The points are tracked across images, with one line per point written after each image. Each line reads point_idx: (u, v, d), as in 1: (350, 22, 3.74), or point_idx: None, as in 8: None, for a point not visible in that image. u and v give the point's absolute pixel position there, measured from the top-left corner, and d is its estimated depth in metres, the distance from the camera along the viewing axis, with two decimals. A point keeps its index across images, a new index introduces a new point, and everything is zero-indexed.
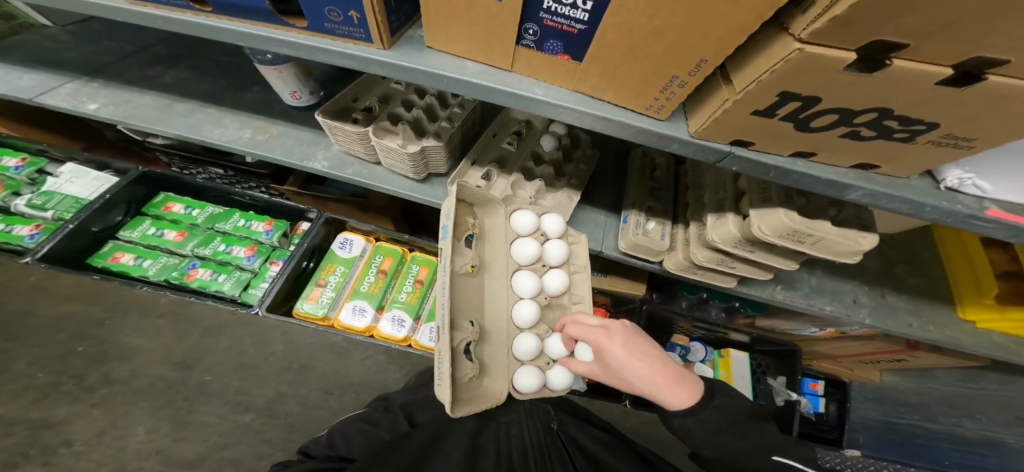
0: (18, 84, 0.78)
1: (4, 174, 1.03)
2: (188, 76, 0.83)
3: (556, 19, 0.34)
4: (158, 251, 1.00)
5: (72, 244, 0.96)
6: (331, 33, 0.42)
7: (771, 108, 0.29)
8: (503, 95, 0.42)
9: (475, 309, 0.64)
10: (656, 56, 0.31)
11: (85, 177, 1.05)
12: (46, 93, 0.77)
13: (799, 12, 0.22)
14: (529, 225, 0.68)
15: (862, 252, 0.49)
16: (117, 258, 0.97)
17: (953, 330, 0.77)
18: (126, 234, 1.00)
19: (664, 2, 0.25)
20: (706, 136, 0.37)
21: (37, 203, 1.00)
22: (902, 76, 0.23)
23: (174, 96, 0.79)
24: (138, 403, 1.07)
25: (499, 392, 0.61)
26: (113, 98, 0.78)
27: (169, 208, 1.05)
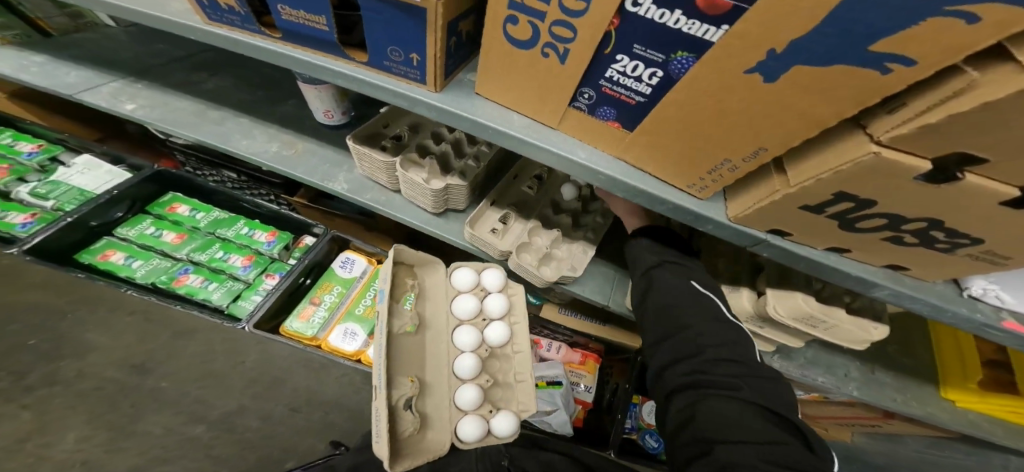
0: (65, 79, 0.82)
1: (15, 159, 1.00)
2: (227, 83, 0.86)
3: (616, 89, 0.35)
4: (152, 252, 0.96)
5: (65, 237, 0.90)
6: (388, 70, 0.43)
7: (822, 205, 0.31)
8: (547, 153, 0.43)
9: (416, 365, 0.67)
10: (713, 138, 0.32)
11: (97, 170, 1.01)
12: (87, 92, 0.80)
13: (884, 114, 0.23)
14: (469, 281, 0.72)
15: (873, 341, 0.50)
16: (107, 255, 0.92)
17: (934, 407, 0.78)
18: (122, 231, 0.97)
19: (735, 88, 0.27)
20: (744, 222, 0.38)
21: (41, 192, 0.95)
22: (969, 190, 0.24)
23: (209, 103, 0.82)
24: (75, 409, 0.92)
25: (442, 443, 0.63)
26: (151, 100, 0.81)
27: (174, 209, 1.03)
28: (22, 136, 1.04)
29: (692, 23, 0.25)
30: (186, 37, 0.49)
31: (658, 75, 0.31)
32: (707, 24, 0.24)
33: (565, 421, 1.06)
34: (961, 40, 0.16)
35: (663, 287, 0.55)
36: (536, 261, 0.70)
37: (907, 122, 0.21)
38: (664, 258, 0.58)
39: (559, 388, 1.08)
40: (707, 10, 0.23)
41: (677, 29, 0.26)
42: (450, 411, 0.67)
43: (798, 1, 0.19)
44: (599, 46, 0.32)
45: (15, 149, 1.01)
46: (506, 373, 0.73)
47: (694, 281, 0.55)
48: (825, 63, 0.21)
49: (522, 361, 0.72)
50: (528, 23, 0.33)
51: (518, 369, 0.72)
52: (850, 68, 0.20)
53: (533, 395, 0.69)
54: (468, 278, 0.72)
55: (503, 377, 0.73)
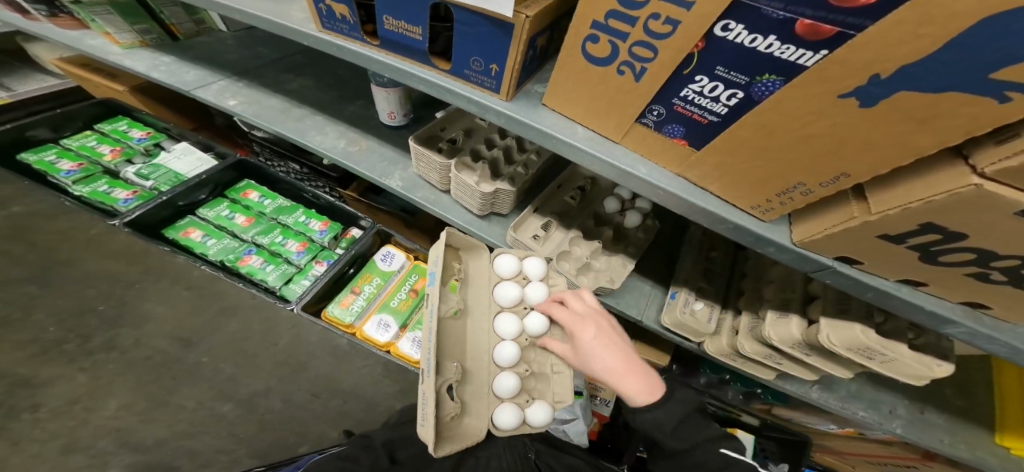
0: (184, 77, 0.97)
1: (128, 143, 1.18)
2: (310, 84, 1.00)
3: (690, 107, 0.35)
4: (224, 232, 1.06)
5: (158, 213, 1.03)
6: (466, 78, 0.48)
7: (904, 235, 0.30)
8: (610, 167, 0.44)
9: (458, 349, 0.68)
10: (790, 159, 0.32)
11: (191, 156, 1.15)
12: (202, 88, 0.94)
13: (988, 148, 0.23)
14: (512, 268, 0.69)
15: (934, 379, 0.47)
16: (188, 232, 1.03)
17: (981, 451, 0.72)
18: (203, 212, 1.09)
19: (822, 111, 0.27)
20: (810, 246, 0.38)
21: (144, 172, 1.10)
22: None
23: (296, 102, 0.95)
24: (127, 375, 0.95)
25: (480, 430, 0.64)
26: (248, 97, 0.94)
27: (247, 195, 1.14)
28: (134, 123, 1.23)
29: (785, 47, 0.26)
30: (302, 42, 0.58)
31: (736, 96, 0.32)
32: (803, 49, 0.25)
33: (582, 432, 1.02)
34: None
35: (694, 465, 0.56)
36: (575, 270, 0.72)
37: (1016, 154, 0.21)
38: (695, 441, 0.56)
39: (580, 398, 1.06)
40: (805, 36, 0.24)
41: (767, 53, 0.27)
42: (488, 399, 0.67)
43: (918, 30, 0.19)
44: (679, 66, 0.33)
45: (128, 135, 1.19)
46: (544, 365, 0.71)
47: (725, 449, 0.57)
48: (936, 90, 0.21)
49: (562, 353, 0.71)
50: (608, 42, 0.35)
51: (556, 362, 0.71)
52: (964, 95, 0.20)
53: (570, 388, 0.69)
54: (512, 266, 0.69)
55: (540, 368, 0.72)
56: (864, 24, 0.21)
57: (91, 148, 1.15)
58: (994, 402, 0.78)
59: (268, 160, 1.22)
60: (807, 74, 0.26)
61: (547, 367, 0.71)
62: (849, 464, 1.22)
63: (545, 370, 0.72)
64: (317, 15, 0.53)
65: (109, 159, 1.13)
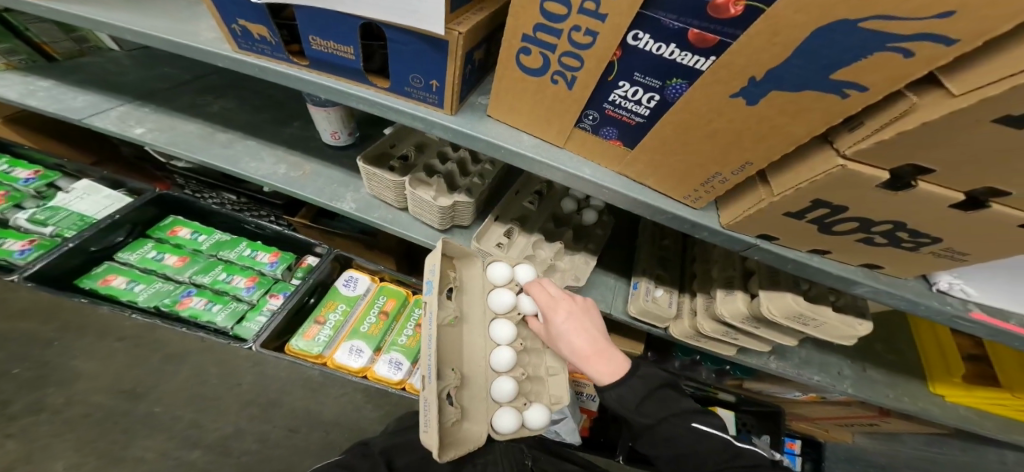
0: (71, 103, 0.92)
1: (13, 186, 1.06)
2: (233, 105, 1.00)
3: (618, 111, 0.39)
4: (154, 276, 1.01)
5: (64, 264, 0.95)
6: (407, 95, 0.50)
7: (802, 211, 0.35)
8: (556, 171, 0.47)
9: (455, 358, 0.68)
10: (705, 152, 0.37)
11: (96, 195, 1.08)
12: (96, 115, 0.90)
13: (844, 133, 0.28)
14: (505, 276, 0.71)
15: (858, 336, 0.54)
16: (108, 280, 0.97)
17: (925, 402, 0.82)
18: (124, 256, 1.03)
19: (721, 110, 0.31)
20: (735, 228, 0.43)
21: (39, 218, 1.01)
22: (924, 195, 0.28)
23: (218, 126, 0.94)
24: (65, 435, 0.88)
25: (480, 435, 0.65)
26: (158, 123, 0.92)
27: (175, 232, 1.10)
28: (18, 162, 1.11)
29: (684, 54, 0.30)
30: (216, 64, 0.58)
31: (654, 99, 0.36)
32: (699, 56, 0.29)
33: (573, 429, 1.06)
34: (902, 68, 0.21)
35: (665, 440, 0.59)
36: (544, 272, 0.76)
37: (865, 137, 0.26)
38: (663, 412, 0.60)
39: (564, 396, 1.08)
40: (696, 45, 0.28)
41: (671, 59, 0.31)
42: (486, 403, 0.69)
43: (773, 38, 0.23)
44: (603, 74, 0.36)
45: (12, 176, 1.07)
46: (538, 367, 0.75)
47: (696, 422, 0.59)
48: (797, 88, 0.25)
49: (554, 355, 0.76)
50: (539, 54, 0.38)
51: (551, 363, 0.75)
52: (817, 92, 0.25)
53: (566, 388, 0.73)
54: (504, 273, 0.71)
55: (534, 371, 0.75)
56: (735, 35, 0.26)
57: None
58: (919, 353, 0.90)
59: (194, 192, 1.20)
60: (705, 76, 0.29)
61: (541, 370, 0.75)
62: (821, 427, 1.31)
63: (539, 373, 0.75)
64: (231, 36, 0.54)
65: None
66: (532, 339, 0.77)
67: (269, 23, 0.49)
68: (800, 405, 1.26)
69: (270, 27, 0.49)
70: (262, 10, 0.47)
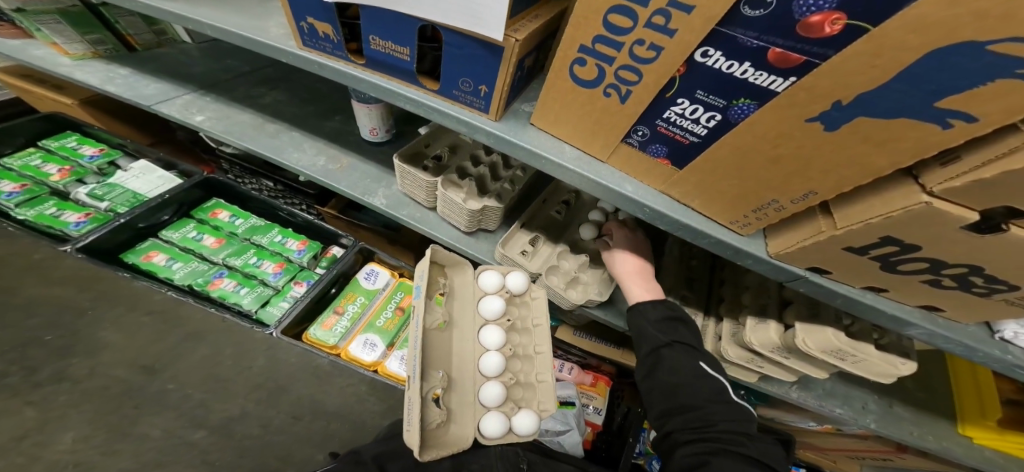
0: (143, 91, 0.93)
1: (77, 161, 1.11)
2: (284, 98, 1.00)
3: (672, 128, 0.38)
4: (191, 255, 1.04)
5: (115, 238, 0.99)
6: (455, 98, 0.50)
7: (867, 247, 0.33)
8: (596, 184, 0.46)
9: (443, 361, 0.68)
10: (764, 178, 0.35)
11: (151, 174, 1.11)
12: (164, 103, 0.92)
13: (933, 169, 0.26)
14: (495, 283, 0.72)
15: (899, 376, 0.51)
16: (150, 256, 1.00)
17: (949, 442, 0.78)
18: (167, 234, 1.05)
19: (791, 136, 0.29)
20: (784, 259, 0.41)
21: (98, 193, 1.04)
22: (1016, 241, 0.26)
23: (269, 117, 0.94)
24: (83, 407, 0.77)
25: (463, 438, 0.64)
26: (217, 112, 0.93)
27: (216, 214, 1.12)
28: (86, 140, 1.16)
29: (758, 74, 0.28)
30: (283, 60, 0.58)
31: (715, 118, 0.34)
32: (773, 75, 0.27)
33: (577, 443, 1.03)
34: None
35: (670, 367, 0.59)
36: (564, 284, 0.73)
37: (962, 174, 0.24)
38: (672, 337, 0.61)
39: (572, 408, 1.07)
40: (777, 66, 0.26)
41: (742, 79, 0.29)
42: (473, 408, 0.67)
43: (873, 60, 0.21)
44: (662, 89, 0.35)
45: (79, 152, 1.12)
46: (528, 373, 0.73)
47: (701, 362, 0.59)
48: (889, 116, 0.24)
49: (544, 362, 0.73)
50: (595, 65, 0.37)
51: (540, 370, 0.73)
52: (913, 121, 0.23)
53: (554, 396, 0.70)
54: (495, 280, 0.72)
55: (525, 377, 0.73)
56: (825, 54, 0.23)
57: (35, 168, 1.07)
58: (953, 397, 0.85)
59: (236, 178, 1.22)
60: (777, 99, 0.28)
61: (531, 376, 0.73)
62: (829, 458, 1.29)
63: (529, 379, 0.73)
64: (299, 33, 0.54)
65: (57, 178, 1.06)
66: (524, 346, 0.75)
67: (335, 21, 0.49)
68: (816, 435, 1.23)
69: (336, 25, 0.49)
70: (330, 9, 0.47)
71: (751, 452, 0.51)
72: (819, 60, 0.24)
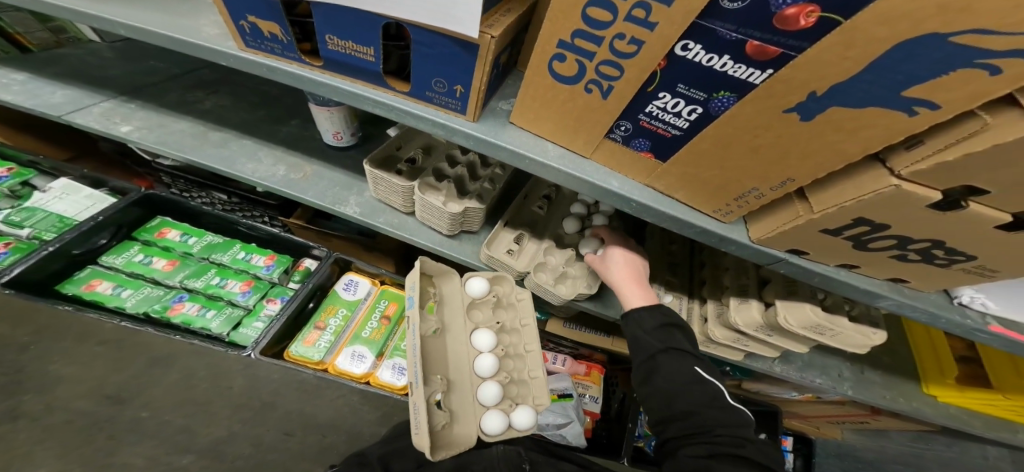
0: (49, 98, 0.86)
1: None
2: (227, 102, 0.96)
3: (654, 122, 0.39)
4: (142, 281, 0.97)
5: (46, 267, 0.90)
6: (428, 99, 0.49)
7: (841, 228, 0.35)
8: (584, 181, 0.47)
9: (441, 367, 0.72)
10: (745, 168, 0.36)
11: (77, 195, 1.03)
12: (76, 112, 0.85)
13: (900, 153, 0.28)
14: (479, 286, 0.74)
15: (872, 345, 0.55)
16: (92, 285, 0.93)
17: (918, 402, 0.84)
18: (108, 260, 0.98)
19: (770, 126, 0.30)
20: (766, 243, 0.42)
21: (16, 219, 0.96)
22: (975, 216, 0.28)
23: (211, 125, 0.90)
24: (45, 444, 0.81)
25: (468, 436, 0.68)
26: (146, 121, 0.87)
27: (163, 234, 1.05)
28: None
29: (738, 66, 0.28)
30: (223, 63, 0.55)
31: (696, 111, 0.35)
32: (752, 68, 0.28)
33: (580, 433, 1.07)
34: (985, 85, 0.20)
35: (666, 373, 0.60)
36: (553, 280, 0.75)
37: (925, 157, 0.26)
38: (667, 344, 0.62)
39: (570, 400, 1.10)
40: (754, 58, 0.27)
41: (721, 71, 0.30)
42: (474, 407, 0.71)
43: (845, 52, 0.22)
44: (643, 84, 0.35)
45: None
46: (522, 371, 0.76)
47: (697, 366, 0.61)
48: (859, 105, 0.25)
49: (535, 359, 0.77)
50: (575, 61, 0.37)
51: (532, 367, 0.76)
52: (882, 109, 0.24)
53: (546, 390, 0.74)
54: (482, 287, 0.74)
55: (518, 374, 0.77)
56: (800, 46, 0.24)
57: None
58: (914, 357, 0.91)
59: (183, 192, 1.15)
60: (756, 91, 0.29)
61: (524, 373, 0.76)
62: (812, 424, 1.34)
63: (523, 377, 0.76)
64: (239, 33, 0.51)
65: None
66: (514, 345, 0.78)
67: (282, 20, 0.46)
68: (796, 404, 1.29)
69: (283, 25, 0.47)
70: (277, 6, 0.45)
71: (747, 453, 0.54)
72: (796, 53, 0.25)
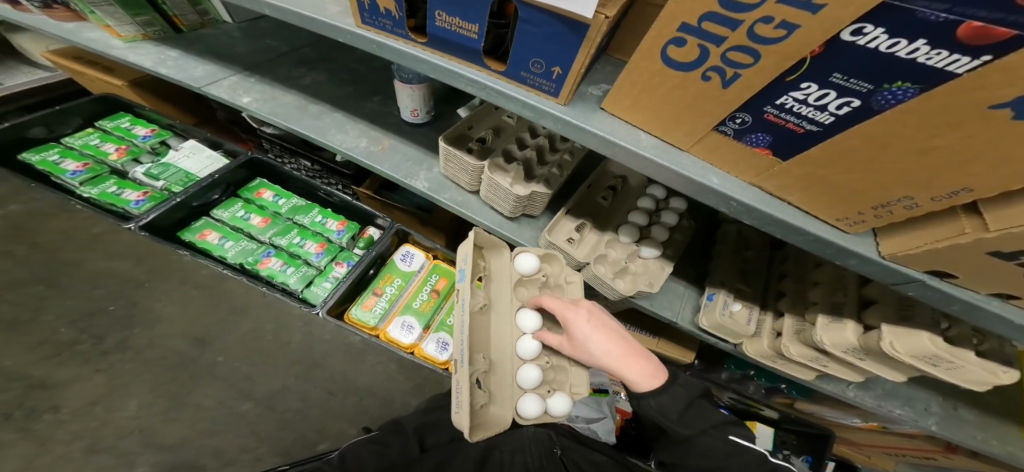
0: (193, 72, 0.93)
1: (132, 141, 1.16)
2: (324, 79, 0.99)
3: (785, 115, 0.34)
4: (241, 234, 1.05)
5: (171, 216, 1.02)
6: (523, 80, 0.47)
7: (1020, 252, 0.29)
8: (679, 175, 0.44)
9: (483, 343, 0.72)
10: (900, 175, 0.32)
11: (200, 154, 1.13)
12: (212, 84, 0.92)
13: None
14: (529, 265, 0.71)
15: (1000, 385, 0.47)
16: (205, 234, 1.02)
17: (1016, 448, 0.72)
18: (217, 213, 1.07)
19: (956, 122, 0.25)
20: (898, 260, 0.38)
21: (153, 173, 1.07)
22: None
23: (311, 99, 0.93)
24: (143, 376, 0.91)
25: (503, 417, 0.68)
26: (263, 93, 0.92)
27: (260, 194, 1.13)
28: (138, 121, 1.20)
29: (934, 53, 0.23)
30: (340, 39, 0.56)
31: (850, 105, 0.30)
32: (959, 55, 0.22)
33: (611, 430, 1.05)
34: None
35: (703, 451, 0.58)
36: (613, 273, 0.71)
37: None
38: (699, 423, 0.59)
39: (605, 396, 1.10)
40: (966, 44, 0.21)
41: (907, 58, 0.24)
42: (512, 389, 0.70)
43: None
44: (784, 72, 0.31)
45: (133, 133, 1.17)
46: (562, 357, 0.74)
47: (733, 435, 0.59)
48: None
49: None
50: (699, 45, 0.33)
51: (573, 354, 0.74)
52: None
53: (587, 380, 0.72)
54: (532, 264, 0.71)
55: (558, 361, 0.75)
56: None
57: (95, 147, 1.12)
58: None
59: (277, 158, 1.24)
60: (955, 82, 0.23)
61: (565, 360, 0.74)
62: (863, 453, 1.25)
63: (562, 363, 0.74)
64: (357, 10, 0.51)
65: (115, 158, 1.11)
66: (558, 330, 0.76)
67: None
68: (853, 430, 1.19)
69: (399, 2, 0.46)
70: None
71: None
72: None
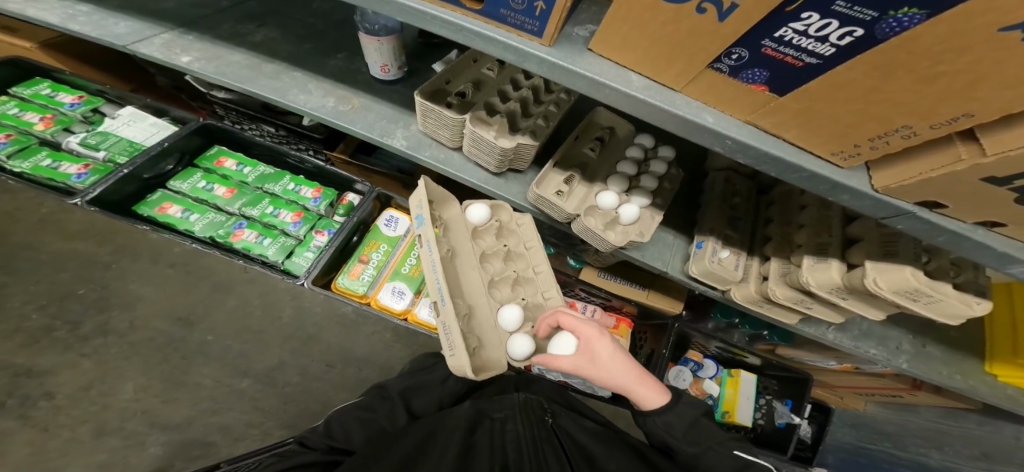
0: (115, 30, 0.85)
1: (57, 110, 1.04)
2: (276, 35, 0.91)
3: (783, 47, 0.32)
4: (206, 206, 1.01)
5: (123, 189, 0.97)
6: (502, 19, 0.44)
7: (1013, 177, 0.29)
8: (671, 116, 0.43)
9: (455, 289, 0.71)
10: (899, 102, 0.30)
11: (142, 122, 1.06)
12: (140, 42, 0.83)
13: None
14: (481, 216, 0.74)
15: (975, 317, 0.49)
16: (164, 208, 0.98)
17: (974, 380, 0.77)
18: (175, 185, 1.02)
19: (961, 52, 0.23)
20: (892, 193, 0.38)
21: (91, 142, 0.99)
22: None
23: (263, 57, 0.86)
24: (132, 358, 0.88)
25: (500, 360, 0.69)
26: (205, 52, 0.85)
27: (221, 163, 1.08)
28: (61, 87, 1.09)
29: None
30: None
31: (853, 34, 0.28)
32: None
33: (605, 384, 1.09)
34: None
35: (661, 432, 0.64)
36: (603, 225, 0.70)
37: None
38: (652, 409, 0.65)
39: None
40: None
41: None
42: (498, 333, 0.71)
43: None
44: (783, 2, 0.28)
45: (56, 100, 1.06)
46: (535, 295, 0.76)
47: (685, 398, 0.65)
48: None
49: (547, 280, 0.76)
50: None
51: (546, 289, 0.75)
52: None
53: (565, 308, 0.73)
54: (483, 213, 0.74)
55: (534, 298, 0.76)
56: None
57: (14, 116, 1.00)
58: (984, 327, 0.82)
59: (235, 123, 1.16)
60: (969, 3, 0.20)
61: (540, 295, 0.75)
62: (837, 395, 1.39)
63: (539, 300, 0.76)
64: None
65: (42, 128, 1.00)
66: (523, 269, 0.77)
67: None
68: (832, 373, 1.26)
69: None
70: None
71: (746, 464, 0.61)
72: None
